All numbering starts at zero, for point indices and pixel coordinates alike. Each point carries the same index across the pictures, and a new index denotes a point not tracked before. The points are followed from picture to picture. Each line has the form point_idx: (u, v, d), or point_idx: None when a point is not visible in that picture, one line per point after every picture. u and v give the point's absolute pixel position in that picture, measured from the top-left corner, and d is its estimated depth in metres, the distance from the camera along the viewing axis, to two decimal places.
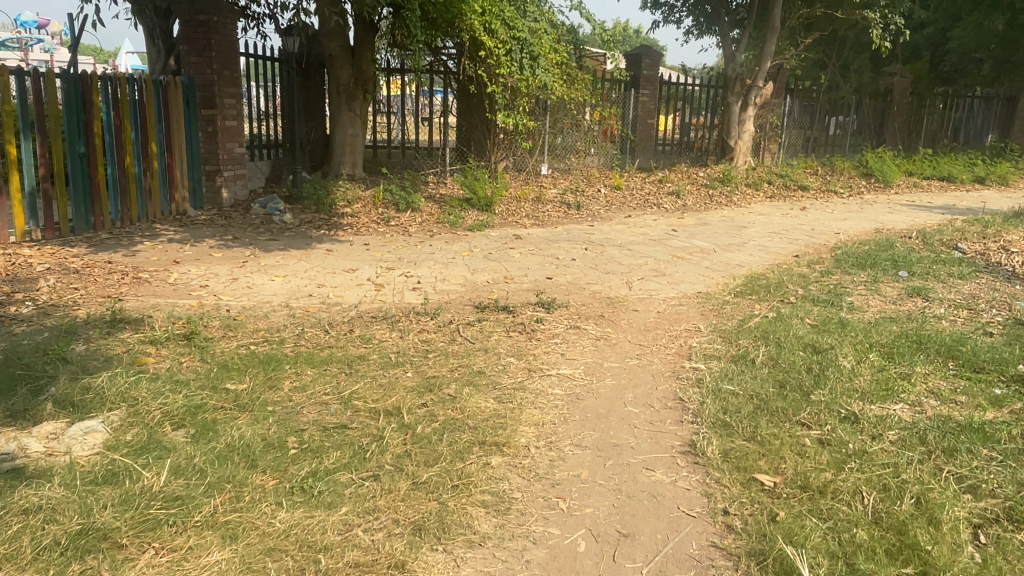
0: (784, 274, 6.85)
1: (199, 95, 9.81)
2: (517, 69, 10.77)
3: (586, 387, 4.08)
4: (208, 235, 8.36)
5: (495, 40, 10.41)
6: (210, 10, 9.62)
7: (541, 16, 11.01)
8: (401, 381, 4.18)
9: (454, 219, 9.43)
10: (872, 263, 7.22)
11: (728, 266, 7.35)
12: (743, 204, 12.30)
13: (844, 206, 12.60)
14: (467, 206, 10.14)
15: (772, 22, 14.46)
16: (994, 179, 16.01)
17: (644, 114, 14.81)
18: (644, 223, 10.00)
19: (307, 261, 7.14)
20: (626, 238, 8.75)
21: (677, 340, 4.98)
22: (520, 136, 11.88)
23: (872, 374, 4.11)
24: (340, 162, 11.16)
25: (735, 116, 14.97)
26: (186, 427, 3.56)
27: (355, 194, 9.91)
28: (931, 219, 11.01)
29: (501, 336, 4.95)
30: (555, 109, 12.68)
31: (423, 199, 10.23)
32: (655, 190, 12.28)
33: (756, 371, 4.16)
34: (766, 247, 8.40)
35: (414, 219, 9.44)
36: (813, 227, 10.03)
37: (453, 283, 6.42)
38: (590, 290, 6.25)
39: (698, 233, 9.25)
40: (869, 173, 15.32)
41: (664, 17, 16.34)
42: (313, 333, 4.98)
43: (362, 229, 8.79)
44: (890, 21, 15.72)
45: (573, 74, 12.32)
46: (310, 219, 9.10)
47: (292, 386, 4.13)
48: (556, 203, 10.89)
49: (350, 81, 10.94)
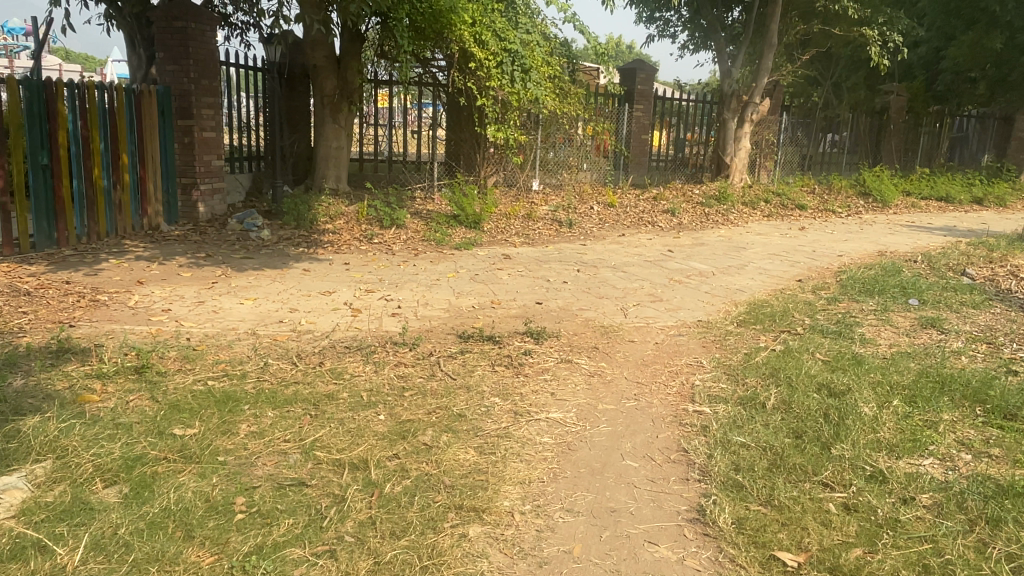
0: (788, 302, 6.45)
1: (176, 104, 9.36)
2: (508, 82, 10.37)
3: (579, 435, 3.64)
4: (178, 252, 7.89)
5: (486, 52, 10.04)
6: (187, 17, 9.22)
7: (533, 29, 10.76)
8: (373, 426, 3.72)
9: (440, 236, 9.01)
10: (879, 290, 6.84)
11: (728, 291, 6.96)
12: (740, 223, 11.94)
13: (843, 226, 12.26)
14: (455, 223, 9.72)
15: (769, 38, 14.19)
16: (993, 200, 15.74)
17: (638, 130, 14.44)
18: (639, 242, 9.62)
19: (282, 282, 6.70)
20: (621, 260, 8.35)
21: (678, 376, 4.56)
22: (510, 151, 11.51)
23: (896, 422, 3.69)
24: (324, 176, 10.73)
25: (732, 133, 14.64)
26: (120, 484, 3.12)
27: (338, 210, 9.49)
28: (934, 241, 10.67)
29: (486, 371, 4.52)
30: (548, 123, 12.32)
31: (409, 215, 9.81)
32: (650, 208, 11.91)
33: (767, 419, 3.74)
34: (766, 270, 8.02)
35: (398, 237, 9.02)
36: (814, 248, 9.67)
37: (436, 308, 5.98)
38: (583, 318, 5.83)
39: (695, 254, 8.87)
40: (867, 192, 15.01)
41: (659, 32, 16.05)
42: (279, 366, 4.53)
43: (344, 247, 8.36)
44: (888, 39, 15.50)
45: (566, 88, 11.99)
46: (289, 236, 8.65)
47: (249, 431, 3.67)
48: (547, 221, 10.50)
49: (335, 93, 10.53)
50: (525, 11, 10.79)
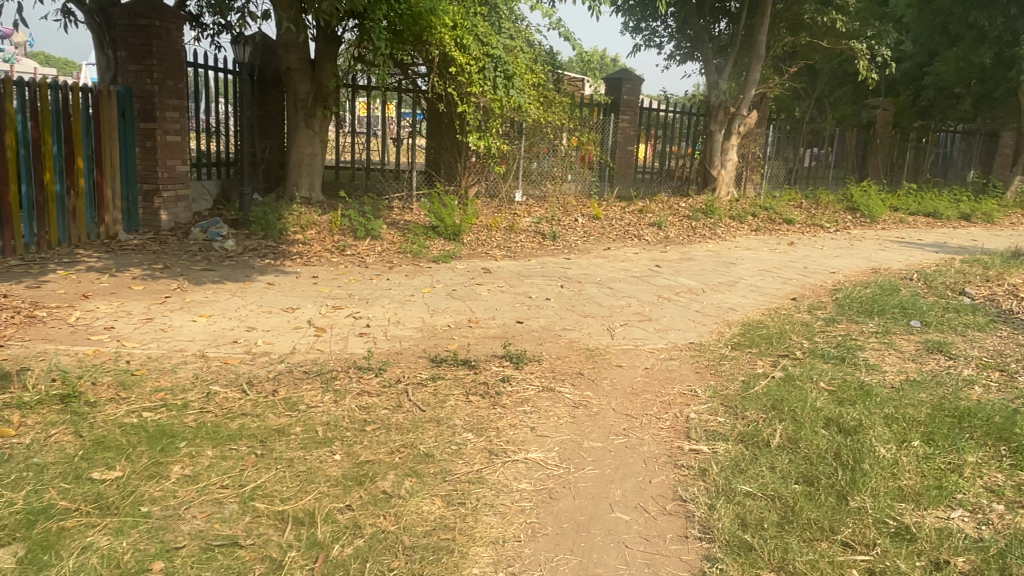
0: (785, 322, 6.05)
1: (138, 106, 8.83)
2: (490, 88, 9.98)
3: (562, 481, 3.19)
4: (133, 263, 7.36)
5: (467, 57, 9.65)
6: (151, 14, 8.68)
7: (517, 34, 10.42)
8: (326, 467, 3.25)
9: (417, 248, 8.56)
10: (878, 310, 6.48)
11: (720, 309, 6.58)
12: (728, 238, 11.61)
13: (832, 242, 11.96)
14: (433, 234, 9.27)
15: (756, 49, 13.93)
16: (980, 216, 15.58)
17: (624, 141, 14.14)
18: (625, 256, 9.23)
19: (242, 297, 6.20)
20: (606, 275, 7.94)
21: (671, 409, 4.12)
22: (493, 160, 11.10)
23: (917, 466, 3.29)
24: (296, 183, 10.23)
25: (718, 145, 14.35)
26: (16, 545, 2.65)
27: (310, 219, 9.00)
28: (927, 258, 10.38)
29: (459, 401, 4.05)
30: (532, 133, 11.94)
31: (385, 226, 9.35)
32: (635, 220, 11.54)
33: (774, 461, 3.33)
34: (758, 287, 7.65)
35: (373, 248, 8.55)
36: (806, 264, 9.33)
37: (408, 328, 5.51)
38: (568, 340, 5.39)
39: (683, 270, 8.48)
40: (854, 208, 14.77)
41: (645, 42, 15.75)
42: (226, 395, 4.04)
43: (313, 259, 7.87)
44: (877, 52, 15.31)
45: (551, 96, 11.63)
46: (256, 246, 8.14)
47: (181, 475, 3.19)
48: (529, 233, 10.09)
49: (309, 96, 10.05)
50: (509, 16, 10.44)
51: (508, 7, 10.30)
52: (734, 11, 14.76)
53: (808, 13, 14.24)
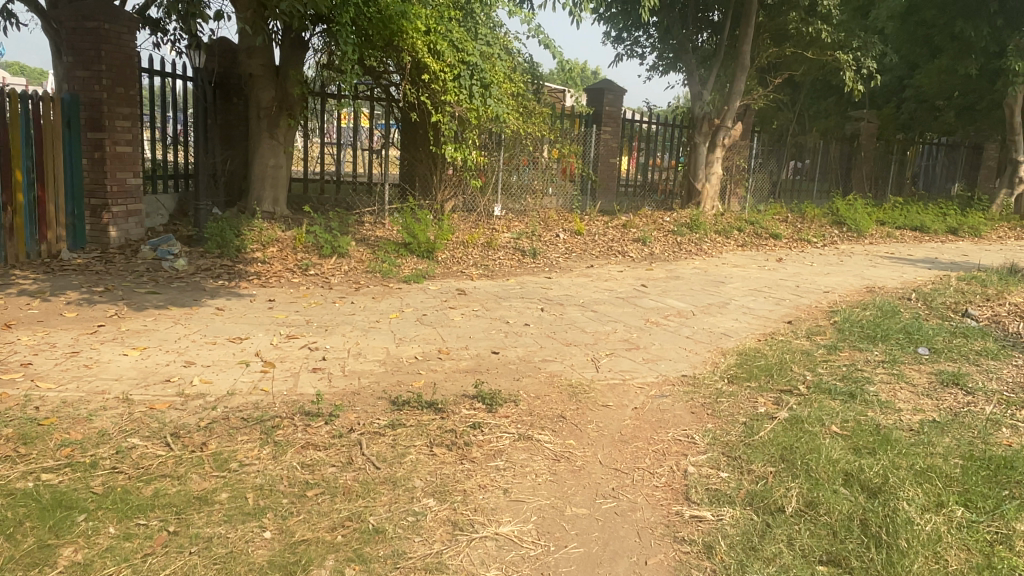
0: (785, 350, 5.55)
1: (86, 114, 8.18)
2: (466, 97, 9.48)
3: (538, 565, 2.65)
4: (72, 285, 6.71)
5: (441, 64, 9.15)
6: (100, 16, 8.03)
7: (494, 40, 9.93)
8: (251, 550, 2.69)
9: (387, 267, 7.97)
10: (882, 335, 6.00)
11: (713, 335, 6.07)
12: (714, 254, 11.16)
13: (821, 258, 11.55)
14: (405, 252, 8.69)
15: (740, 60, 13.59)
16: (967, 230, 15.32)
17: (606, 153, 13.70)
18: (609, 275, 8.72)
19: (185, 325, 5.60)
20: (589, 297, 7.41)
21: (666, 460, 3.56)
22: (469, 173, 10.57)
23: (960, 540, 2.81)
24: (259, 198, 9.60)
25: (702, 158, 13.92)
26: None
27: (271, 236, 8.39)
28: (921, 275, 9.98)
29: (420, 456, 3.47)
30: (511, 145, 11.43)
31: (354, 243, 8.76)
32: (619, 236, 11.05)
33: (792, 534, 2.83)
34: (750, 309, 7.17)
35: (339, 267, 7.95)
36: (798, 283, 8.88)
37: (369, 362, 4.90)
38: (548, 374, 4.83)
39: (671, 290, 7.98)
40: (840, 222, 14.42)
41: (627, 52, 15.34)
42: (146, 452, 3.45)
43: (272, 280, 7.26)
44: (863, 64, 15.02)
45: (530, 107, 11.16)
46: (210, 266, 7.53)
47: (71, 563, 2.60)
48: (508, 249, 9.54)
49: (273, 105, 9.47)
50: (486, 21, 9.95)
51: (485, 12, 9.82)
52: (718, 22, 14.44)
53: (793, 22, 13.96)
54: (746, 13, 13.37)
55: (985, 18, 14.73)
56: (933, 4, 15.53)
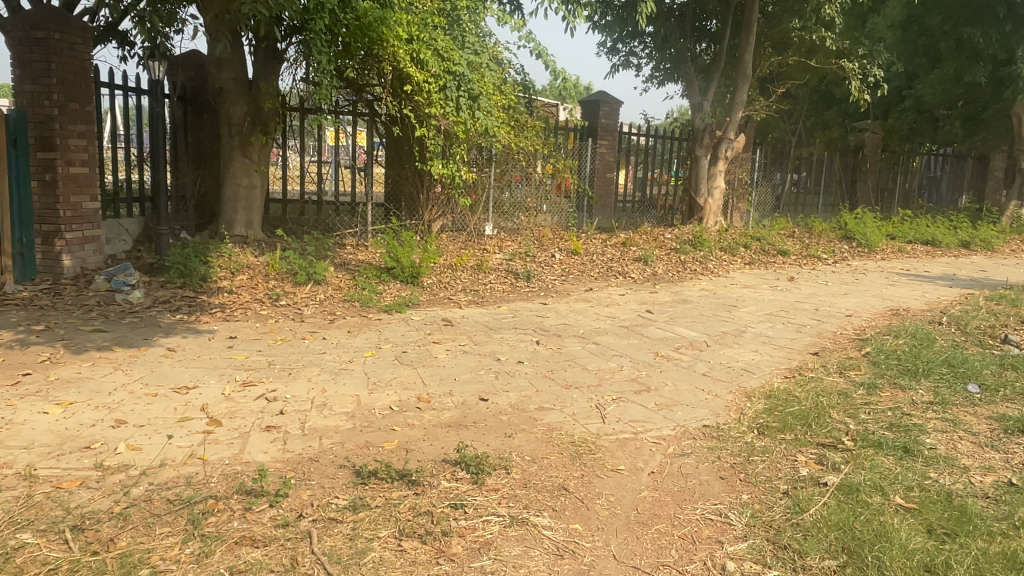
0: (818, 390, 4.83)
1: (35, 132, 7.48)
2: (453, 109, 8.82)
3: None
4: (9, 323, 5.97)
5: (425, 75, 8.47)
6: (50, 24, 7.36)
7: (482, 49, 9.27)
8: None
9: (367, 295, 7.24)
10: (925, 370, 5.28)
11: (733, 372, 5.35)
12: (721, 273, 10.47)
13: (835, 276, 10.86)
14: (387, 278, 7.96)
15: (742, 68, 13.00)
16: (979, 243, 14.69)
17: (603, 167, 13.05)
18: (611, 299, 8.00)
19: (127, 371, 4.85)
20: (590, 326, 6.69)
21: (697, 554, 2.84)
22: (458, 191, 9.90)
23: None
24: (231, 221, 8.88)
25: (704, 171, 13.27)
26: None
27: (241, 263, 7.67)
28: (945, 294, 9.28)
29: (385, 553, 2.73)
30: (503, 160, 10.74)
31: (332, 268, 8.04)
32: (619, 255, 10.35)
33: None
34: (770, 338, 6.45)
35: (314, 296, 7.21)
36: (816, 306, 8.16)
37: (335, 416, 4.14)
38: (546, 428, 4.07)
39: (680, 316, 7.26)
40: (849, 236, 13.83)
41: (622, 62, 14.71)
42: (36, 554, 2.70)
43: (237, 313, 6.53)
44: (869, 72, 14.45)
45: (522, 119, 10.52)
46: (169, 298, 6.79)
47: None
48: (500, 272, 8.83)
49: (244, 121, 8.76)
50: (474, 29, 9.30)
51: (472, 20, 9.19)
52: (715, 32, 13.93)
53: (794, 31, 13.54)
54: (746, 19, 12.79)
55: (992, 23, 14.19)
56: (938, 11, 15.02)
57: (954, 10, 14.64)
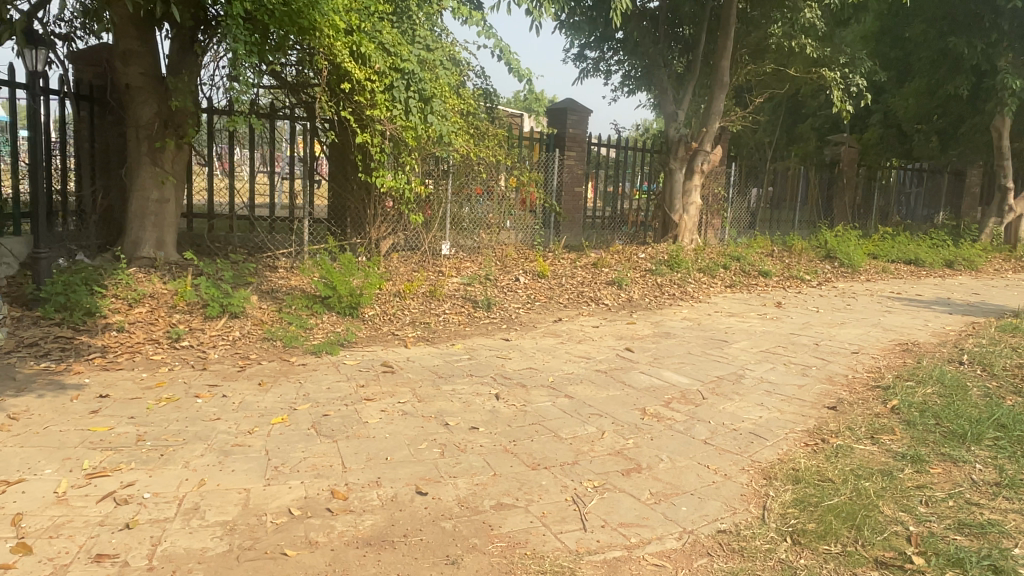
0: (855, 467, 3.77)
1: None
2: (401, 112, 7.65)
3: None
4: None
5: (367, 72, 7.28)
6: None
7: (436, 45, 8.13)
8: None
9: (292, 333, 6.01)
10: (976, 434, 4.25)
11: (742, 439, 4.26)
12: (702, 298, 9.47)
13: (824, 300, 9.98)
14: (321, 308, 6.69)
15: (718, 76, 12.12)
16: (962, 263, 14.05)
17: (571, 181, 11.98)
18: (585, 334, 6.90)
19: None
20: (561, 370, 5.57)
21: None
22: (409, 207, 8.71)
23: None
24: (137, 240, 7.55)
25: (679, 186, 12.32)
26: None
27: (140, 293, 6.38)
28: (948, 323, 8.42)
29: None
30: (461, 172, 9.60)
31: (254, 296, 6.76)
32: (590, 278, 9.30)
33: None
34: (774, 387, 5.40)
35: (227, 334, 5.94)
36: (815, 340, 7.18)
37: (206, 531, 2.93)
38: (505, 546, 2.91)
39: (665, 356, 6.17)
40: (831, 255, 12.97)
41: (590, 68, 13.74)
42: None
43: (122, 361, 5.26)
44: (850, 82, 13.71)
45: (481, 127, 9.50)
46: (41, 340, 5.48)
47: None
48: (456, 300, 7.67)
49: (154, 123, 7.49)
50: (426, 23, 8.14)
51: (425, 12, 8.01)
52: (688, 38, 13.07)
53: (775, 36, 12.73)
54: (723, 24, 11.93)
55: (978, 32, 13.57)
56: (920, 19, 14.37)
57: (937, 18, 13.96)
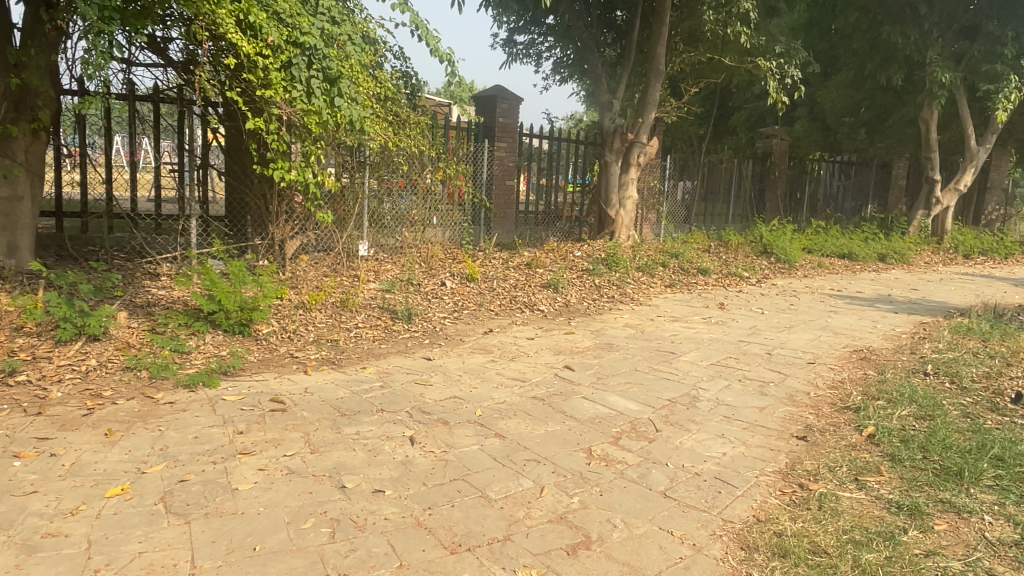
0: (849, 530, 3.06)
1: None
2: (302, 94, 6.55)
3: None
4: None
5: (258, 45, 6.18)
6: None
7: (342, 16, 7.04)
8: None
9: (162, 361, 4.93)
10: (974, 473, 3.62)
11: (709, 492, 3.50)
12: (643, 300, 8.83)
13: (767, 300, 9.50)
14: (204, 327, 5.60)
15: (654, 62, 11.47)
16: (894, 257, 13.94)
17: (501, 173, 11.12)
18: (518, 348, 6.08)
19: None
20: (490, 400, 4.72)
21: None
22: (316, 204, 7.63)
23: None
24: None
25: (614, 180, 11.62)
26: None
27: None
28: (897, 323, 8.03)
29: None
30: (379, 164, 8.59)
31: (122, 312, 5.62)
32: (523, 280, 8.50)
33: None
34: (733, 413, 4.69)
35: (80, 364, 4.82)
36: (767, 348, 6.58)
37: None
38: None
39: (609, 376, 5.41)
40: (767, 250, 12.58)
41: (520, 54, 12.90)
42: None
43: None
44: (786, 72, 13.34)
45: (402, 114, 8.51)
46: None
47: None
48: (371, 310, 6.72)
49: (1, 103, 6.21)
50: None
51: None
52: (621, 24, 12.42)
53: (709, 21, 12.17)
54: (658, 8, 11.28)
55: (912, 21, 13.33)
56: (852, 8, 14.09)
57: (870, 8, 13.71)
